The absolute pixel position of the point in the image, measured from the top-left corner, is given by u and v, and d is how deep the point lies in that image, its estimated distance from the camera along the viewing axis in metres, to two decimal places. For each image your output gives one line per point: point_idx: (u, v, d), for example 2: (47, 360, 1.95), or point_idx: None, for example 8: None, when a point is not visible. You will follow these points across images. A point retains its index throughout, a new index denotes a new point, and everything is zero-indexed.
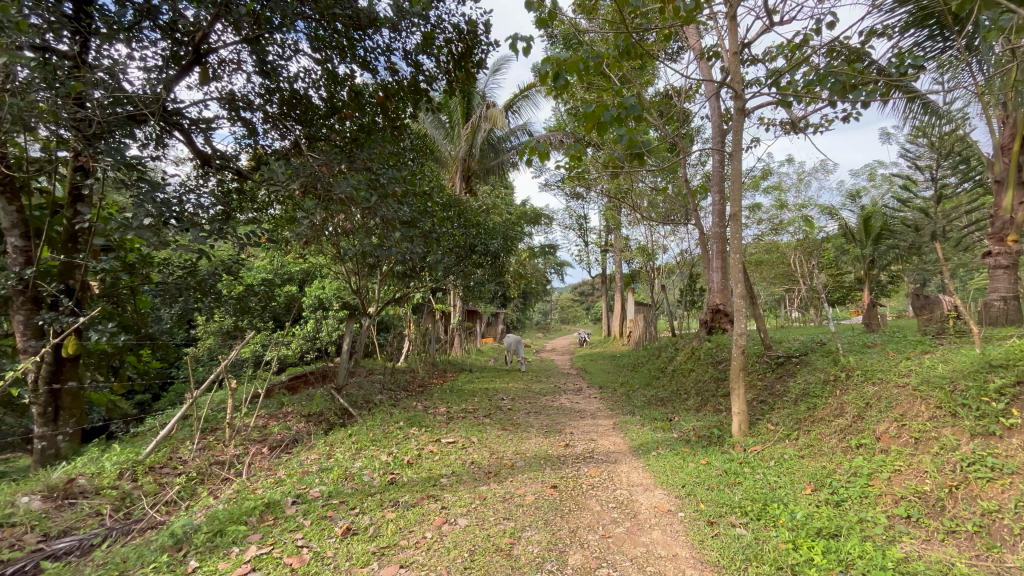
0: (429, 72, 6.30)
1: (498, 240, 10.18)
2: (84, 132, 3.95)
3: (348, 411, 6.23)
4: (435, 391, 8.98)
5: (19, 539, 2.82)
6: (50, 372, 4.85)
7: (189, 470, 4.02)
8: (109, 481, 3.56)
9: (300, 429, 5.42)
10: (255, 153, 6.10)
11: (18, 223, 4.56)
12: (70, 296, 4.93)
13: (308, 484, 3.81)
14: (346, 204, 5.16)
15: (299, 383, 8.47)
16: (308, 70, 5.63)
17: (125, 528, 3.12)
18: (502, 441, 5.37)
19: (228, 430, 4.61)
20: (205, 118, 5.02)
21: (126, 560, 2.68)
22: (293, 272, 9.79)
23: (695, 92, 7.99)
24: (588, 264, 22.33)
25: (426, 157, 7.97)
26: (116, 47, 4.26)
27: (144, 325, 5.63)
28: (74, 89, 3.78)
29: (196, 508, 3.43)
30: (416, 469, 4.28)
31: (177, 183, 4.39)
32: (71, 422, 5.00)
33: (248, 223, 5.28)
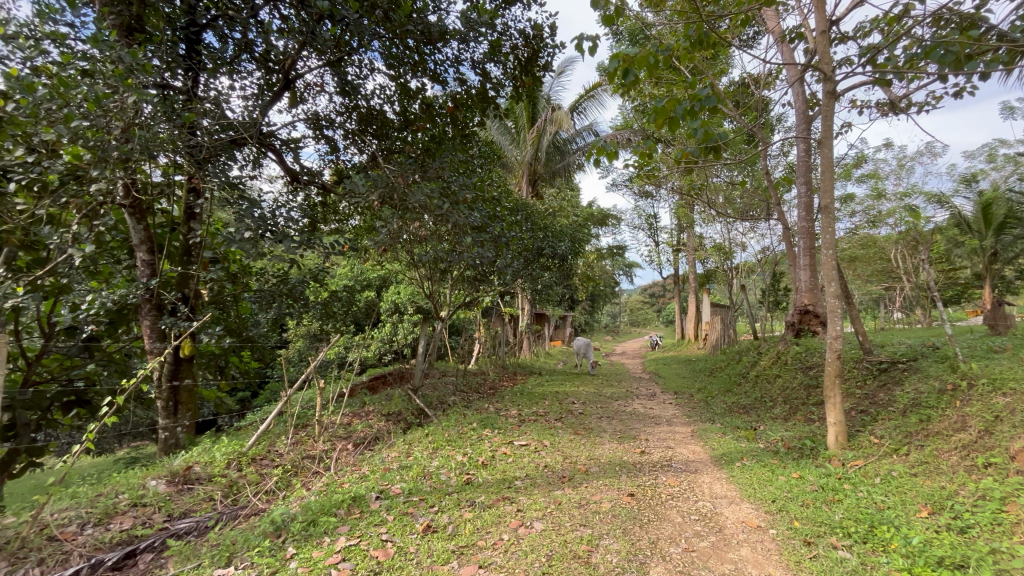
0: (497, 79, 6.41)
1: (565, 242, 10.15)
2: (196, 158, 4.46)
3: (424, 411, 6.47)
4: (505, 393, 9.09)
5: (150, 517, 3.21)
6: (171, 371, 5.50)
7: (285, 463, 4.36)
8: (219, 470, 3.93)
9: (382, 427, 5.70)
10: (337, 168, 6.53)
11: (145, 240, 5.22)
12: (186, 303, 5.59)
13: (390, 480, 3.98)
14: (420, 211, 5.37)
15: (378, 383, 8.93)
16: (383, 86, 5.94)
17: (233, 513, 3.44)
18: (575, 445, 5.31)
19: (318, 426, 4.94)
20: (294, 139, 5.46)
21: (235, 542, 2.94)
22: (371, 278, 10.33)
23: (775, 77, 7.47)
24: (659, 264, 21.60)
25: (494, 163, 8.11)
26: (220, 80, 4.78)
27: (245, 329, 6.19)
28: (188, 119, 4.27)
29: (292, 498, 3.71)
30: (491, 470, 4.34)
31: (271, 199, 4.80)
32: (188, 415, 5.63)
33: (333, 233, 5.68)
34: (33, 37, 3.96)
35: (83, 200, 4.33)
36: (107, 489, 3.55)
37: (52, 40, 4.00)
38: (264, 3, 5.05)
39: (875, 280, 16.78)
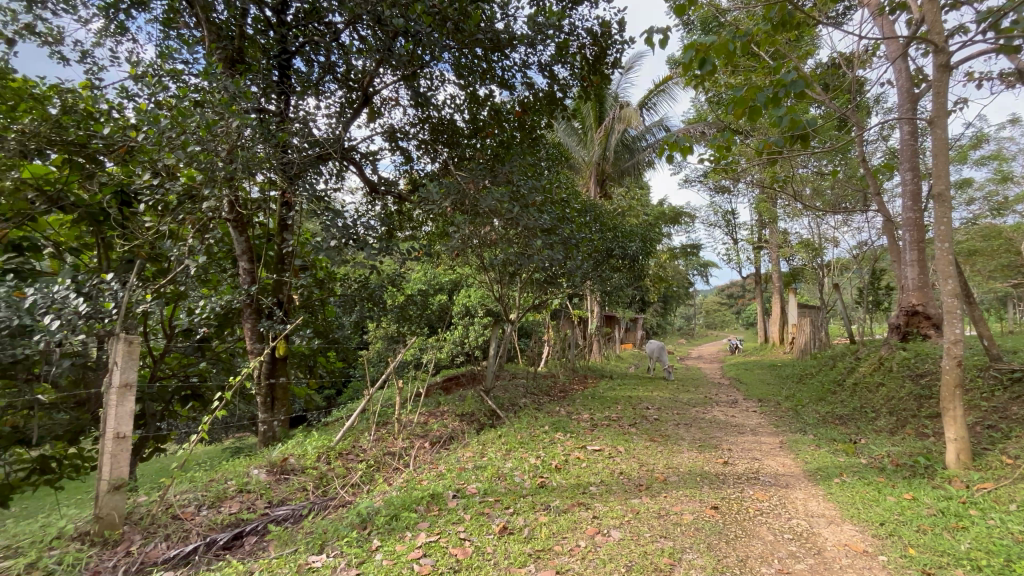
0: (564, 81, 6.39)
1: (636, 242, 9.90)
2: (288, 174, 4.86)
3: (496, 412, 6.57)
4: (577, 396, 8.99)
5: (253, 503, 3.53)
6: (268, 369, 6.02)
7: (368, 458, 4.59)
8: (311, 462, 4.22)
9: (456, 427, 5.85)
10: (411, 177, 6.82)
11: (246, 250, 5.77)
12: (280, 307, 6.08)
13: (466, 480, 4.08)
14: (490, 215, 5.45)
15: (452, 384, 9.17)
16: (453, 96, 6.13)
17: (323, 503, 3.68)
18: (652, 453, 5.12)
19: (397, 425, 5.16)
20: (373, 152, 5.78)
21: (327, 531, 3.15)
22: (443, 282, 10.64)
23: (872, 54, 6.76)
24: (738, 262, 20.37)
25: (562, 165, 8.06)
26: (307, 101, 5.17)
27: (331, 331, 6.63)
28: (281, 139, 4.66)
29: (376, 493, 3.91)
30: (565, 475, 4.30)
31: (353, 209, 5.10)
32: (283, 411, 6.13)
33: (409, 239, 5.92)
34: (156, 75, 4.53)
35: (197, 216, 4.87)
36: (218, 475, 3.94)
37: (171, 77, 4.54)
38: (344, 26, 5.40)
39: (999, 277, 14.67)
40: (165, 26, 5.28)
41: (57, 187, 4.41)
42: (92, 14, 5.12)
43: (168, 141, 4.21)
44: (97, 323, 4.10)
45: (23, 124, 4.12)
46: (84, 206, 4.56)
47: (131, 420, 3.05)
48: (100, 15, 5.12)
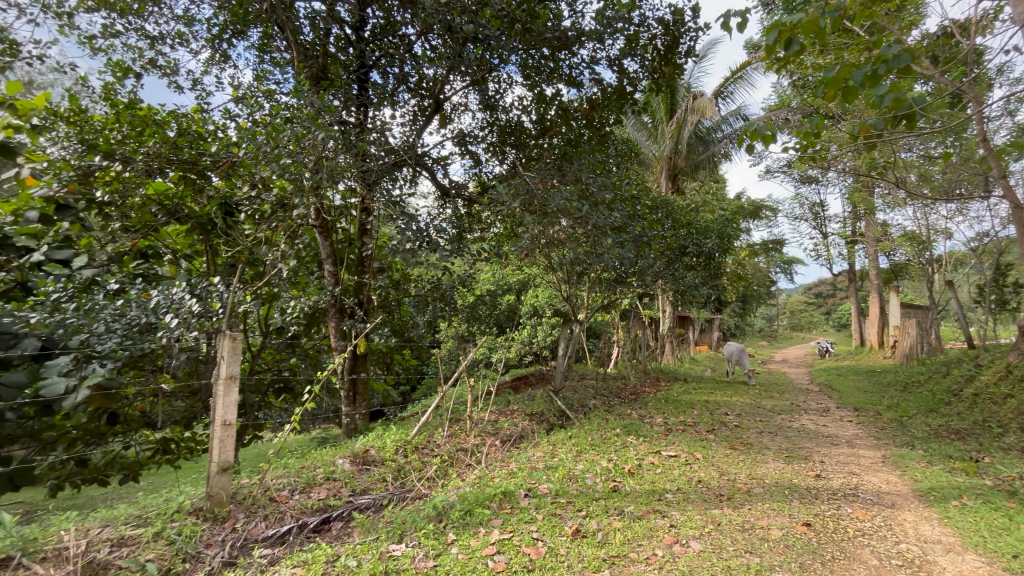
0: (634, 74, 6.20)
1: (713, 239, 9.45)
2: (367, 181, 5.12)
3: (566, 413, 6.52)
4: (649, 399, 8.69)
5: (339, 490, 3.77)
6: (350, 366, 6.42)
7: (442, 453, 4.72)
8: (389, 454, 4.40)
9: (526, 426, 5.87)
10: (479, 179, 6.94)
11: (330, 254, 6.18)
12: (360, 307, 6.53)
13: (537, 480, 4.08)
14: (559, 215, 5.41)
15: (521, 384, 9.22)
16: (521, 97, 6.16)
17: (401, 494, 3.85)
18: (734, 462, 4.83)
19: (469, 422, 5.27)
20: (444, 156, 5.95)
21: (405, 522, 3.28)
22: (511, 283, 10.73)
23: (996, 17, 5.89)
24: (828, 258, 18.72)
25: (631, 162, 7.84)
26: (383, 111, 5.44)
27: (406, 330, 6.92)
28: (361, 149, 4.94)
29: (450, 487, 4.03)
30: (639, 480, 4.17)
31: (425, 213, 5.30)
32: (363, 405, 6.51)
33: (480, 241, 6.03)
34: (254, 96, 4.98)
35: (287, 223, 5.30)
36: (308, 462, 4.25)
37: (265, 97, 4.96)
38: (417, 37, 5.62)
39: None
40: (260, 52, 5.80)
41: (174, 201, 5.02)
42: (201, 46, 5.74)
43: (263, 154, 4.60)
44: (207, 321, 4.71)
45: (148, 146, 4.75)
46: (196, 217, 5.02)
47: (235, 410, 3.36)
48: (207, 46, 5.72)
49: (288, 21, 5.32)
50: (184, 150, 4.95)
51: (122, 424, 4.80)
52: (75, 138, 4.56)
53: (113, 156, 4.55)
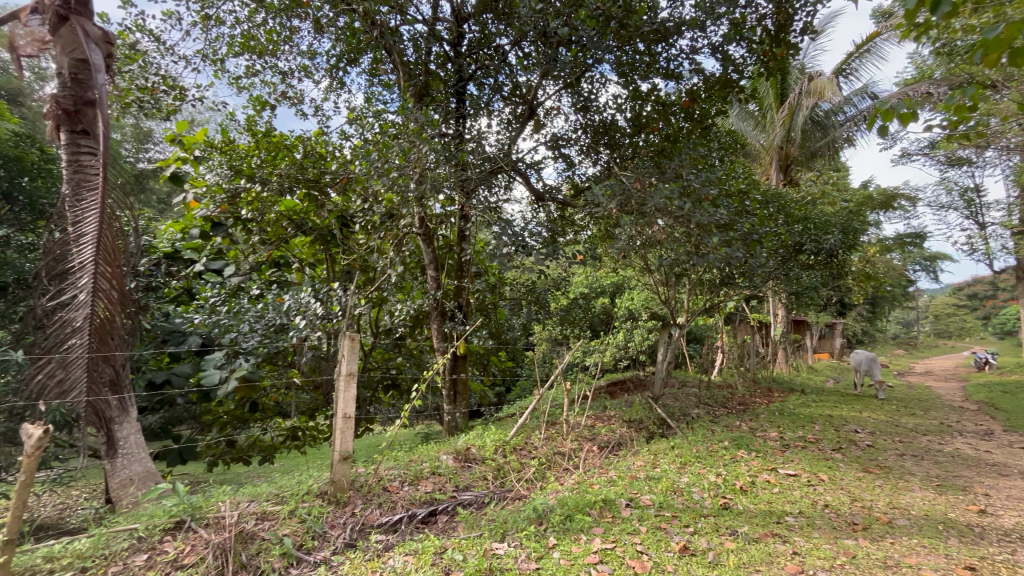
0: (740, 60, 5.76)
1: (835, 235, 8.45)
2: (465, 189, 5.34)
3: (667, 422, 6.20)
4: (762, 411, 7.97)
5: (444, 485, 3.94)
6: (451, 366, 6.69)
7: (540, 455, 4.74)
8: (489, 454, 4.51)
9: (624, 433, 5.69)
10: (573, 182, 6.89)
11: (433, 260, 6.50)
12: (461, 310, 6.65)
13: (639, 490, 3.93)
14: (657, 215, 5.18)
15: (617, 389, 9.00)
16: (615, 95, 6.02)
17: (502, 494, 3.94)
18: (869, 487, 4.24)
19: (566, 425, 5.23)
20: (538, 161, 6.00)
21: (507, 522, 3.34)
22: (605, 286, 10.49)
23: None
24: (987, 252, 15.80)
25: (737, 154, 7.28)
26: (480, 121, 5.65)
27: (502, 333, 7.06)
28: (461, 158, 5.16)
29: (549, 490, 4.04)
30: (753, 498, 3.84)
31: (520, 218, 5.42)
32: (463, 404, 6.75)
33: (575, 244, 6.02)
34: (365, 116, 5.44)
35: (395, 233, 5.67)
36: (416, 456, 4.51)
37: (375, 116, 5.40)
38: (511, 46, 5.76)
39: None
40: (370, 76, 6.32)
41: (301, 215, 5.62)
42: (321, 76, 6.41)
43: (375, 170, 5.02)
44: (330, 322, 5.07)
45: (280, 169, 5.32)
46: (318, 229, 5.71)
47: (354, 404, 3.65)
48: (326, 75, 6.36)
49: (394, 44, 5.74)
50: (308, 170, 5.48)
51: (261, 412, 5.49)
52: (225, 166, 5.23)
53: (253, 178, 5.25)
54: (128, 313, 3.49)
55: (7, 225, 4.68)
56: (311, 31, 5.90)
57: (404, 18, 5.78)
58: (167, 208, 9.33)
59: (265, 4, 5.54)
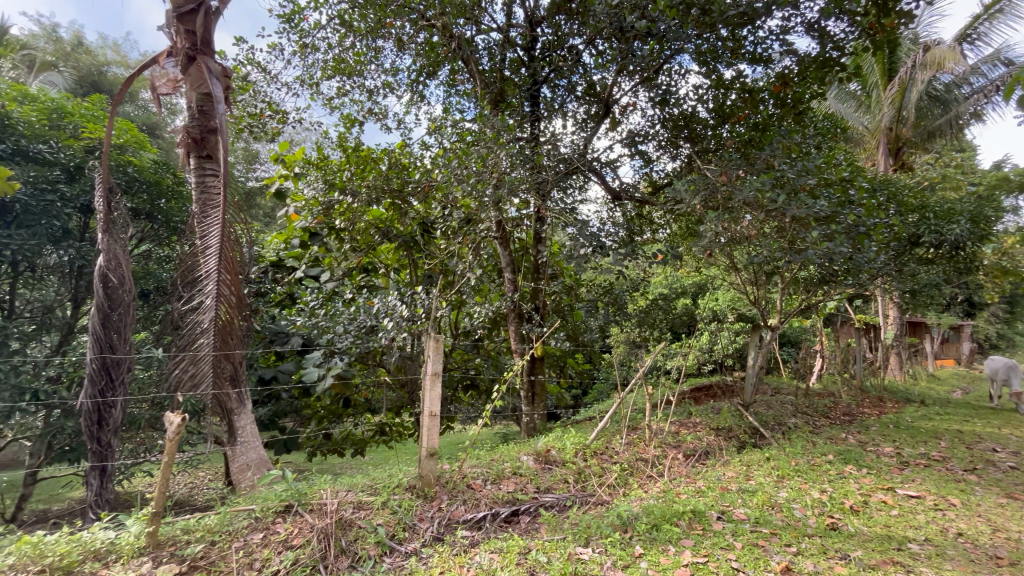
0: (840, 35, 5.24)
1: (961, 224, 7.38)
2: (541, 192, 5.36)
3: (760, 431, 5.78)
4: (872, 423, 7.14)
5: (525, 486, 3.96)
6: (528, 367, 6.72)
7: (622, 460, 4.61)
8: (570, 456, 4.46)
9: (712, 441, 5.38)
10: (651, 178, 6.65)
11: (510, 263, 6.53)
12: (538, 312, 6.63)
13: (731, 503, 3.69)
14: (745, 209, 4.86)
15: (701, 395, 8.53)
16: (696, 86, 5.73)
17: (584, 498, 3.89)
18: (1016, 516, 3.64)
19: (648, 431, 5.05)
20: (614, 159, 5.87)
21: (590, 526, 3.29)
22: (686, 286, 10.01)
23: None
24: None
25: (838, 139, 6.61)
26: (554, 122, 5.65)
27: (580, 334, 6.98)
28: (537, 161, 5.19)
29: (633, 497, 3.92)
30: (867, 520, 3.45)
31: (596, 218, 5.35)
32: (541, 406, 6.76)
33: (655, 243, 5.80)
34: (445, 126, 5.66)
35: (473, 237, 5.80)
36: (497, 456, 4.58)
37: (453, 125, 5.59)
38: (585, 45, 5.71)
39: None
40: (448, 86, 6.54)
41: (387, 223, 5.89)
42: (404, 91, 6.75)
43: (456, 176, 5.19)
44: (415, 324, 5.31)
45: (368, 181, 5.68)
46: (402, 235, 5.97)
47: (439, 402, 3.76)
48: (408, 90, 6.70)
49: (470, 54, 5.90)
50: (393, 181, 5.81)
51: (353, 408, 5.89)
52: (321, 180, 5.73)
53: (345, 191, 5.61)
54: (245, 317, 3.91)
55: (149, 241, 5.58)
56: (394, 49, 6.24)
57: (480, 27, 5.94)
58: (272, 221, 10.32)
59: (353, 27, 5.95)
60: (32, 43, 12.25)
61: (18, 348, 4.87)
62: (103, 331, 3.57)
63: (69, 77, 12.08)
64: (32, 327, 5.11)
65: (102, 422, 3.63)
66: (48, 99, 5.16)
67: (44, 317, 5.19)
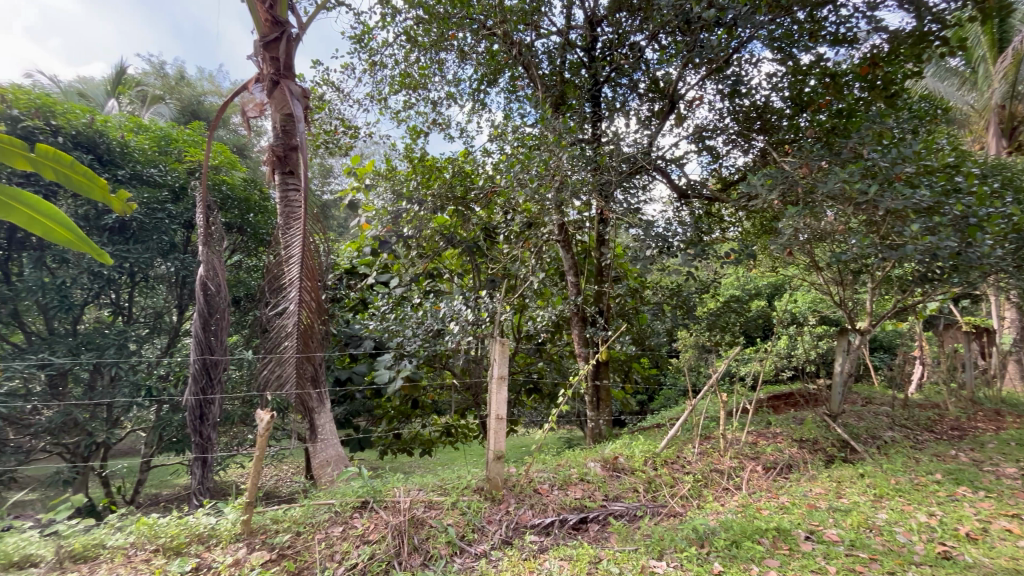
0: (940, 6, 4.71)
1: None
2: (604, 194, 5.26)
3: (851, 444, 5.28)
4: (989, 440, 6.29)
5: (593, 493, 3.89)
6: (593, 372, 6.59)
7: (695, 471, 4.39)
8: (639, 464, 4.31)
9: (795, 454, 5.00)
10: (721, 175, 6.31)
11: (573, 265, 6.43)
12: (602, 315, 6.48)
13: (821, 522, 3.40)
14: (830, 203, 4.49)
15: (781, 404, 7.95)
16: (770, 74, 5.38)
17: (655, 508, 3.76)
18: None
19: (723, 440, 4.79)
20: (681, 156, 5.65)
21: (663, 539, 3.17)
22: (761, 287, 9.41)
23: None
24: None
25: (939, 121, 5.92)
26: (616, 122, 5.54)
27: (646, 339, 6.76)
28: (600, 161, 5.10)
29: (709, 511, 3.72)
30: (989, 551, 3.04)
31: (662, 218, 5.17)
32: (606, 411, 6.61)
33: (726, 242, 5.49)
34: (506, 132, 5.72)
35: (536, 241, 5.79)
36: (564, 461, 4.52)
37: (514, 130, 5.64)
38: (647, 42, 5.56)
39: None
40: (509, 93, 6.57)
41: (451, 230, 6.01)
42: (466, 100, 6.91)
43: (519, 181, 5.20)
44: (479, 328, 5.39)
45: (433, 189, 5.78)
46: (465, 241, 6.07)
47: (505, 406, 3.76)
48: (470, 99, 6.85)
49: (530, 59, 5.93)
50: (457, 188, 5.90)
51: (421, 409, 6.08)
52: (389, 190, 5.98)
53: (412, 200, 5.82)
54: (324, 322, 4.16)
55: (240, 252, 6.12)
56: (456, 61, 6.40)
57: (539, 32, 5.96)
58: (345, 231, 10.93)
59: (418, 43, 6.19)
60: (144, 80, 13.90)
61: (135, 349, 5.49)
62: (203, 334, 3.93)
63: (174, 107, 13.52)
64: (146, 331, 5.72)
65: (203, 418, 3.99)
66: (158, 128, 5.72)
67: (155, 322, 5.80)
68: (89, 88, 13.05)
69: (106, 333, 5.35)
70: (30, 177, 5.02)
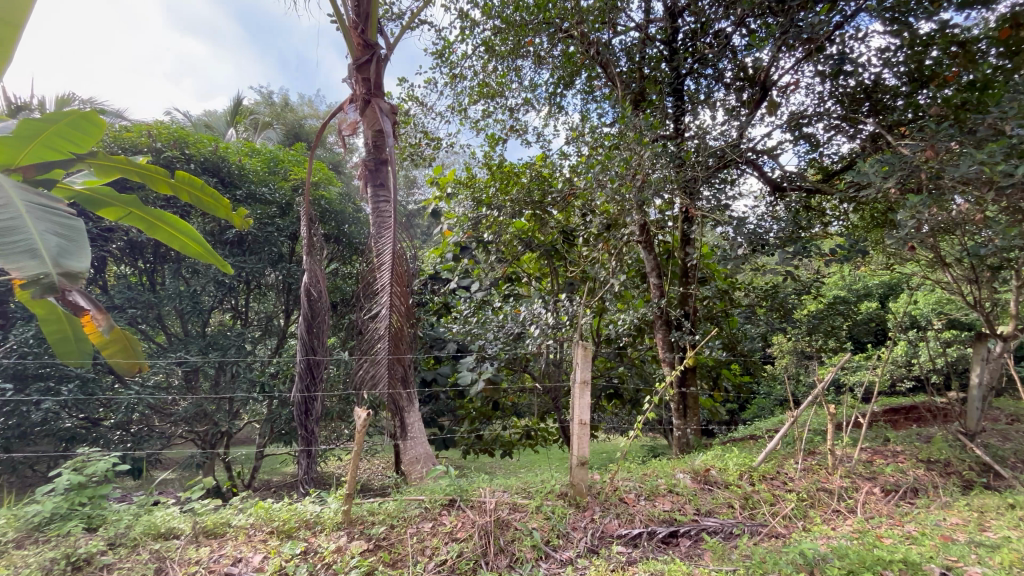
0: None
1: None
2: (689, 191, 5.01)
3: (994, 468, 4.54)
4: None
5: (683, 506, 3.71)
6: (679, 378, 6.28)
7: (799, 489, 4.02)
8: (734, 479, 4.04)
9: (922, 477, 4.40)
10: (822, 164, 5.76)
11: (655, 266, 6.13)
12: (688, 318, 6.14)
13: (960, 557, 2.95)
14: (962, 189, 3.90)
15: (902, 418, 7.03)
16: (882, 49, 4.82)
17: (754, 527, 3.48)
18: None
19: (832, 457, 4.34)
20: (775, 147, 5.24)
21: (765, 561, 2.91)
22: (873, 287, 8.42)
23: None
24: None
25: None
26: (701, 115, 5.26)
27: (738, 344, 6.32)
28: (684, 157, 4.86)
29: (817, 534, 3.38)
30: None
31: (755, 214, 4.82)
32: (694, 419, 6.26)
33: (832, 237, 4.99)
34: (585, 133, 5.67)
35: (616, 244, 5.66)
36: (650, 471, 4.35)
37: (593, 131, 5.57)
38: (734, 27, 5.22)
39: None
40: (586, 94, 6.48)
41: (530, 234, 6.04)
42: (542, 104, 6.94)
43: (599, 181, 5.12)
44: (560, 331, 5.36)
45: (512, 195, 5.85)
46: (543, 245, 6.06)
47: (588, 411, 3.67)
48: (547, 103, 6.86)
49: (608, 58, 5.82)
50: (535, 193, 5.85)
51: (502, 411, 6.17)
52: (470, 198, 6.15)
53: (491, 206, 5.95)
54: (413, 325, 4.37)
55: (337, 260, 6.61)
56: (533, 66, 6.44)
57: (617, 30, 5.82)
58: (428, 238, 11.41)
59: (495, 52, 6.34)
60: (256, 110, 15.50)
61: (251, 349, 6.15)
62: (308, 336, 4.31)
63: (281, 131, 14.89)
64: (259, 333, 6.38)
65: (308, 412, 4.36)
66: (268, 151, 6.35)
67: (267, 324, 6.45)
68: (213, 120, 14.76)
69: (229, 334, 6.06)
70: (170, 201, 5.84)
